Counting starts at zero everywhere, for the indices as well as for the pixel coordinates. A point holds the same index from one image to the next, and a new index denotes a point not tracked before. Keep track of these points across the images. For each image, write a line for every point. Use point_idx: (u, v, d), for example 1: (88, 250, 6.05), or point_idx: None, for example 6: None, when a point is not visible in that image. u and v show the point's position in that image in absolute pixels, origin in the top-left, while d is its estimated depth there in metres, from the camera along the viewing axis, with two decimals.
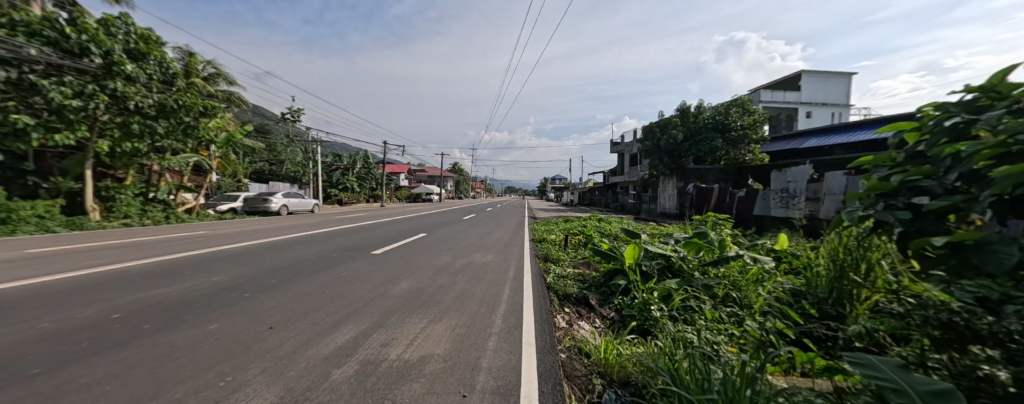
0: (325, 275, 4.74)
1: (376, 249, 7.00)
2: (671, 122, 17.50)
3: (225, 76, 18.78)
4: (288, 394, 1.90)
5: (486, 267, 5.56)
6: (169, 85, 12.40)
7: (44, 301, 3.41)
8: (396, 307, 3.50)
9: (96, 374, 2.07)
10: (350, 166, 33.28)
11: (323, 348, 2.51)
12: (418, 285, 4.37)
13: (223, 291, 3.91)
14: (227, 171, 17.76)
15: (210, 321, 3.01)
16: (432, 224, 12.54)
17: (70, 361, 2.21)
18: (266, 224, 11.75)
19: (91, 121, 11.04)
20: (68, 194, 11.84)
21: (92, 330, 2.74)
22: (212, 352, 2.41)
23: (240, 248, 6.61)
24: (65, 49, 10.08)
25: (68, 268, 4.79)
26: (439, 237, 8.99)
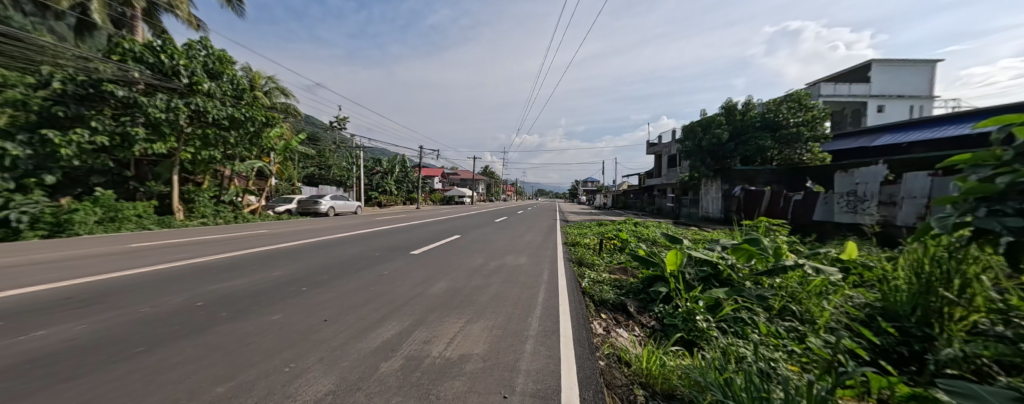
0: (368, 273, 4.99)
1: (415, 249, 7.27)
2: (716, 120, 16.51)
3: (283, 90, 20.58)
4: (341, 384, 2.00)
5: (521, 270, 5.57)
6: (239, 100, 13.85)
7: (144, 288, 3.94)
8: (433, 306, 3.58)
9: (188, 353, 2.35)
10: (388, 170, 34.90)
11: (371, 342, 2.64)
12: (454, 285, 4.46)
13: (283, 284, 4.26)
14: (283, 175, 19.37)
15: (274, 312, 3.28)
16: (465, 226, 12.82)
17: (166, 342, 2.52)
18: (316, 224, 12.73)
19: (178, 134, 12.52)
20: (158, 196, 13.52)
21: (181, 315, 3.12)
22: (276, 341, 2.61)
23: (295, 246, 7.19)
24: (163, 73, 11.70)
25: (158, 261, 5.47)
26: (473, 239, 9.17)
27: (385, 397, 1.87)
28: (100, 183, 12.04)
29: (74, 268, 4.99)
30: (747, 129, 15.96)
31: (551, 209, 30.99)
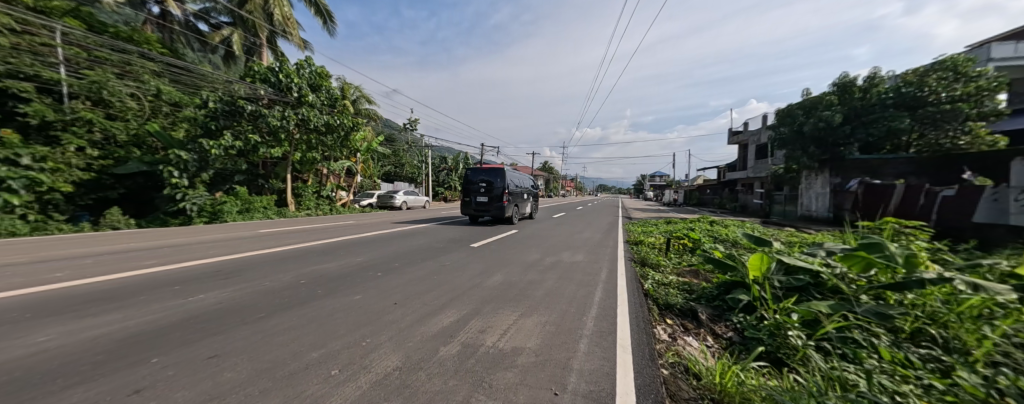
0: (432, 262, 5.40)
1: (476, 242, 7.61)
2: (825, 100, 13.62)
3: (367, 97, 23.17)
4: (406, 362, 2.18)
5: (578, 267, 5.45)
6: (334, 109, 16.01)
7: (265, 266, 4.87)
8: (489, 297, 3.72)
9: (291, 321, 2.83)
10: (454, 167, 37.05)
11: (432, 326, 2.84)
12: (509, 278, 4.58)
13: (364, 269, 4.83)
14: (366, 173, 21.95)
15: (355, 292, 3.75)
16: (524, 220, 12.97)
17: (278, 311, 3.07)
18: (391, 217, 14.14)
19: (290, 140, 14.97)
20: (277, 192, 16.47)
21: (288, 289, 3.75)
22: (355, 317, 2.98)
23: (374, 236, 8.11)
24: (280, 90, 14.38)
25: (275, 245, 6.67)
26: (531, 234, 9.25)
27: (443, 379, 1.99)
28: (242, 181, 14.99)
29: (218, 248, 6.34)
30: (871, 109, 12.98)
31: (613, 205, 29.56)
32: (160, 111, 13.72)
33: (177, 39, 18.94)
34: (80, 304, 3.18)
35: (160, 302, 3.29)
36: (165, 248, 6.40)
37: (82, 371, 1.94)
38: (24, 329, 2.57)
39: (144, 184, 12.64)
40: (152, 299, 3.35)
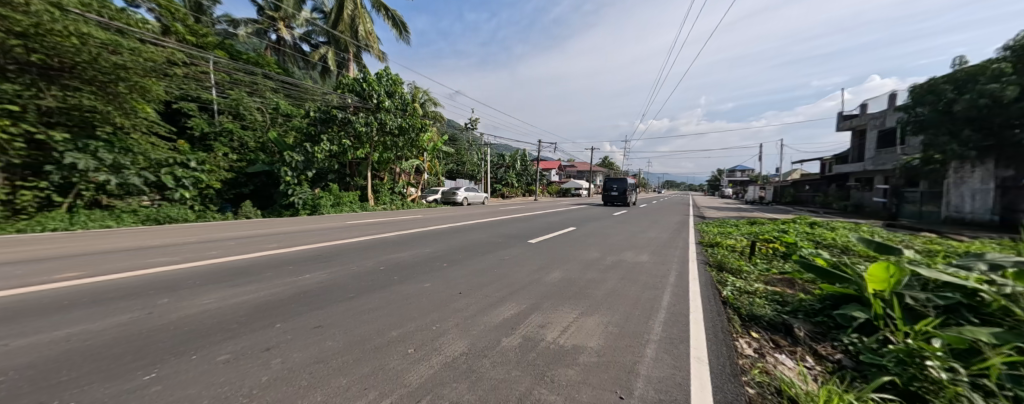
0: (493, 256, 5.56)
1: (533, 238, 7.64)
2: (992, 70, 10.76)
3: (433, 100, 24.49)
4: (472, 348, 2.29)
5: (643, 268, 5.16)
6: (407, 112, 17.27)
7: (348, 252, 5.45)
8: (550, 293, 3.72)
9: (376, 302, 3.20)
10: (512, 164, 37.71)
11: (495, 317, 2.92)
12: (569, 275, 4.52)
13: (431, 259, 5.15)
14: (432, 171, 23.26)
15: (424, 281, 4.02)
16: (583, 218, 12.67)
17: (362, 292, 3.49)
18: (452, 212, 14.89)
19: (370, 142, 16.52)
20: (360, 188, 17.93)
21: (368, 275, 4.15)
22: (424, 304, 3.20)
23: (439, 229, 8.61)
24: (364, 99, 16.15)
25: (357, 234, 7.46)
26: (590, 232, 9.02)
27: (507, 368, 2.04)
28: (333, 179, 16.98)
29: (314, 235, 7.27)
30: None
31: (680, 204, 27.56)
32: (276, 121, 17.09)
33: (287, 60, 23.49)
34: (224, 277, 3.95)
35: (272, 279, 3.90)
36: (281, 234, 7.61)
37: (232, 329, 2.49)
38: (194, 293, 3.32)
39: (266, 182, 15.68)
40: (272, 276, 4.01)
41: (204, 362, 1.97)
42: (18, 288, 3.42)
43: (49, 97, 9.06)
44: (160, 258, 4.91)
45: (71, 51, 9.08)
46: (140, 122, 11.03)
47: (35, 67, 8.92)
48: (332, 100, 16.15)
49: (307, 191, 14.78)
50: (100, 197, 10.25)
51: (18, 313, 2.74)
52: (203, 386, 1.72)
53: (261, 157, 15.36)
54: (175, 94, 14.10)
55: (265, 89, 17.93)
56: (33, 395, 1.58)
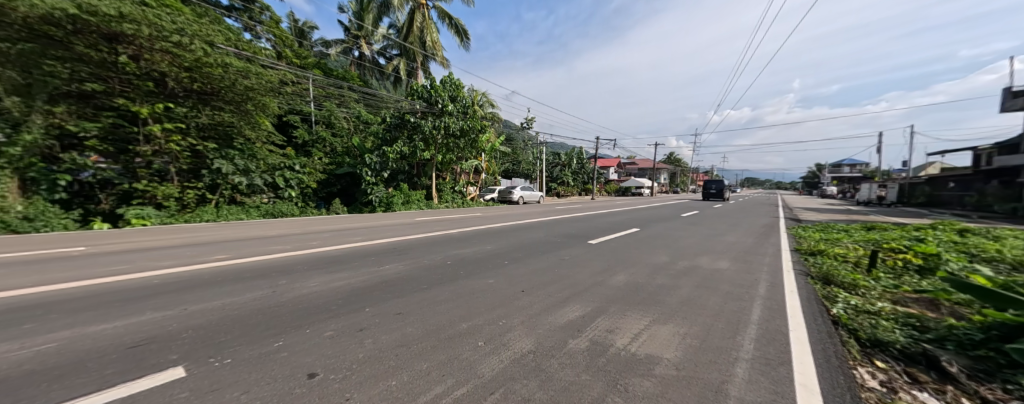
0: (554, 255, 5.57)
1: (593, 238, 7.52)
2: None
3: (490, 101, 24.85)
4: (539, 347, 2.35)
5: (725, 277, 4.71)
6: (467, 114, 17.81)
7: (419, 247, 5.84)
8: (616, 297, 3.61)
9: (446, 294, 3.49)
10: (567, 162, 37.24)
11: (559, 318, 2.93)
12: (635, 280, 4.36)
13: (495, 256, 5.31)
14: (489, 171, 23.55)
15: (488, 277, 4.16)
16: (645, 219, 12.12)
17: (435, 284, 3.79)
18: (510, 210, 15.14)
19: (433, 145, 17.38)
20: (425, 188, 19.00)
21: (440, 269, 4.41)
22: (491, 300, 3.36)
23: (500, 227, 8.84)
24: (430, 104, 17.13)
25: (426, 230, 7.97)
26: (655, 234, 8.59)
27: (576, 371, 2.02)
28: (403, 179, 18.04)
29: (389, 230, 7.91)
30: None
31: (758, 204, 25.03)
32: (362, 127, 18.54)
33: (367, 73, 25.31)
34: (322, 264, 4.58)
35: (357, 269, 4.38)
36: (363, 228, 8.38)
37: (332, 309, 3.07)
38: (301, 276, 4.03)
39: (351, 182, 17.02)
40: (359, 265, 4.53)
41: (314, 336, 2.53)
42: (188, 264, 4.51)
43: (205, 116, 11.39)
44: (272, 246, 5.77)
45: (218, 78, 11.00)
46: (262, 133, 12.94)
47: (197, 93, 11.12)
48: (403, 106, 17.52)
49: (383, 189, 16.12)
50: (236, 195, 12.38)
51: (191, 285, 3.71)
52: (315, 356, 2.24)
53: (348, 160, 16.55)
54: (284, 109, 16.04)
55: (349, 100, 19.19)
56: (211, 348, 2.32)
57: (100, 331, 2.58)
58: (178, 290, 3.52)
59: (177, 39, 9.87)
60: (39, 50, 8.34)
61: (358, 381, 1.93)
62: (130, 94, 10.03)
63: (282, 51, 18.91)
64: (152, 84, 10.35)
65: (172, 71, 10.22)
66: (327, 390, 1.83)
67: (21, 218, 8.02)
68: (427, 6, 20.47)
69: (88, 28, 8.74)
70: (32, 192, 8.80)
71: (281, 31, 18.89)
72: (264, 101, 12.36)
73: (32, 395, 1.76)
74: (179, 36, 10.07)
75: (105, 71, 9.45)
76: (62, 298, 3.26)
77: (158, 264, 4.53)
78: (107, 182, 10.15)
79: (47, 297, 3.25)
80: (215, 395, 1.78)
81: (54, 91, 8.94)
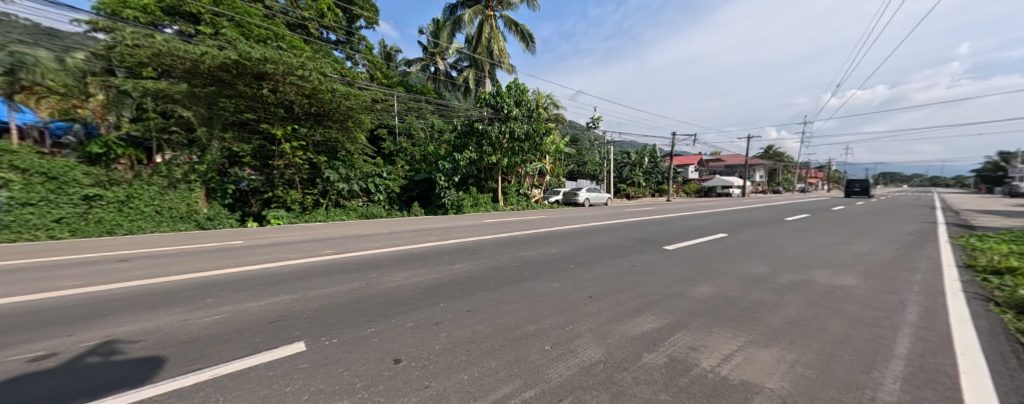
0: (624, 260, 5.24)
1: (670, 244, 6.88)
2: None
3: (556, 103, 24.80)
4: (610, 358, 2.21)
5: (849, 297, 3.83)
6: (532, 117, 18.12)
7: (487, 248, 6.04)
8: (699, 310, 3.23)
9: (511, 295, 3.53)
10: (637, 162, 35.03)
11: (632, 329, 2.73)
12: (723, 292, 3.83)
13: (561, 259, 5.21)
14: (553, 173, 23.37)
15: (554, 280, 4.09)
16: (732, 223, 10.68)
17: (502, 285, 3.86)
18: (575, 213, 14.80)
19: (499, 149, 18.04)
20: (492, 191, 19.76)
21: (506, 270, 4.49)
22: (558, 303, 3.29)
23: (565, 229, 8.67)
24: (496, 110, 17.79)
25: (492, 232, 8.22)
26: (747, 240, 7.49)
27: (652, 388, 1.84)
28: (472, 183, 18.92)
29: (459, 231, 8.37)
30: None
31: (893, 206, 19.99)
32: (439, 134, 19.89)
33: (441, 86, 27.28)
34: (403, 260, 5.05)
35: (431, 266, 4.73)
36: (435, 229, 9.01)
37: (412, 302, 3.34)
38: (386, 271, 4.50)
39: (428, 186, 18.57)
40: (433, 263, 4.87)
41: (398, 325, 2.78)
42: (303, 257, 5.41)
43: (318, 134, 13.43)
44: (362, 243, 6.57)
45: (327, 101, 12.76)
46: (359, 146, 14.53)
47: (314, 115, 13.15)
48: (473, 114, 18.48)
49: (454, 193, 17.33)
50: (339, 200, 14.37)
51: (304, 274, 4.43)
52: (400, 344, 2.47)
53: (425, 167, 17.88)
54: (375, 124, 18.31)
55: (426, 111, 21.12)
56: (322, 329, 2.74)
57: (252, 307, 3.30)
58: (298, 278, 4.25)
59: (301, 73, 11.69)
60: (216, 91, 11.29)
61: (434, 371, 2.06)
62: (270, 120, 12.45)
63: (374, 74, 21.63)
64: (283, 110, 12.59)
65: (297, 99, 12.26)
66: (409, 377, 2.00)
67: (206, 218, 10.70)
68: (495, 17, 21.40)
69: (245, 71, 11.15)
70: (213, 199, 11.78)
71: (374, 57, 21.61)
72: (360, 117, 13.89)
73: (211, 354, 2.35)
74: (302, 70, 11.89)
75: (255, 103, 11.90)
76: (230, 279, 4.25)
77: (282, 256, 5.53)
78: (256, 190, 12.79)
79: (219, 278, 4.26)
80: (326, 369, 2.12)
81: (226, 121, 11.86)
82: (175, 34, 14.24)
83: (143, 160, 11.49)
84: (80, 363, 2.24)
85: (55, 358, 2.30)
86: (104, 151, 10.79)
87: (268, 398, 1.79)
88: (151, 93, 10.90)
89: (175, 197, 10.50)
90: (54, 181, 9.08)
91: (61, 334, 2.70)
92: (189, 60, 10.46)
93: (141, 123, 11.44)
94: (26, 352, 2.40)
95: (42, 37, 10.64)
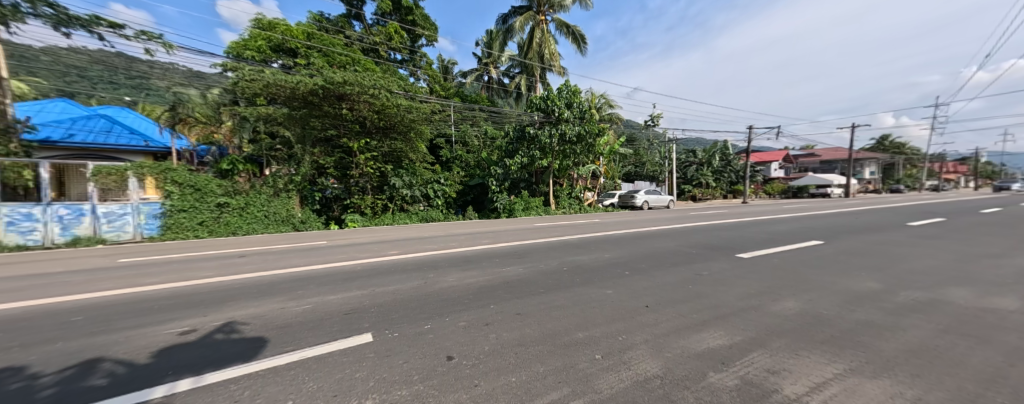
0: (688, 268, 4.80)
1: (744, 251, 6.10)
2: None
3: (611, 102, 23.85)
4: (669, 374, 2.04)
5: (1000, 324, 2.99)
6: (584, 119, 17.71)
7: (538, 251, 6.01)
8: (781, 329, 2.80)
9: (562, 300, 3.46)
10: (705, 161, 31.94)
11: (696, 344, 2.48)
12: (813, 309, 3.28)
13: (616, 265, 4.96)
14: (608, 175, 22.45)
15: (607, 286, 3.91)
16: (825, 228, 9.10)
17: (552, 289, 3.81)
18: (632, 216, 13.97)
19: (552, 152, 17.90)
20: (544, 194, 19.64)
21: (556, 275, 4.42)
22: (610, 312, 3.14)
23: (621, 234, 8.23)
24: (547, 113, 17.74)
25: (543, 236, 8.15)
26: (845, 249, 6.32)
27: None
28: (524, 187, 19.07)
29: (510, 235, 8.48)
30: None
31: None
32: (492, 139, 20.45)
33: (494, 94, 28.10)
34: (457, 262, 5.28)
35: (482, 268, 4.86)
36: (487, 232, 9.26)
37: (465, 302, 3.47)
38: (441, 272, 4.75)
39: (481, 192, 19.09)
40: (485, 265, 5.00)
41: (451, 324, 2.92)
42: (371, 257, 5.99)
43: (386, 145, 14.78)
44: (420, 245, 7.05)
45: (393, 115, 14.07)
46: (420, 154, 15.58)
47: (382, 128, 14.50)
48: (524, 119, 18.59)
49: (506, 197, 17.72)
50: (402, 205, 15.60)
51: (372, 272, 4.90)
52: (452, 342, 2.58)
53: (480, 172, 18.55)
54: (433, 134, 19.56)
55: (480, 119, 21.98)
56: (385, 323, 3.00)
57: (330, 300, 3.76)
58: (366, 275, 4.72)
59: (372, 91, 13.10)
60: (308, 113, 13.15)
61: (483, 370, 2.12)
62: (347, 135, 14.07)
63: (434, 87, 23.19)
64: (358, 126, 14.18)
65: (369, 115, 13.70)
66: (460, 374, 2.08)
67: (301, 221, 12.63)
68: (546, 22, 21.48)
69: (329, 93, 12.86)
70: (307, 205, 13.83)
71: (434, 71, 23.17)
72: (421, 127, 14.97)
73: (298, 338, 2.72)
74: (373, 89, 13.31)
75: (337, 120, 13.58)
76: (314, 274, 4.90)
77: (354, 255, 6.20)
78: (338, 197, 14.61)
79: (307, 274, 4.94)
80: (388, 360, 2.31)
81: (314, 137, 13.67)
82: (279, 67, 17.04)
83: (257, 173, 13.59)
84: (210, 338, 2.79)
85: (194, 333, 2.89)
86: (230, 168, 12.96)
87: (340, 381, 2.01)
88: (261, 118, 13.17)
89: (279, 203, 12.49)
90: (198, 192, 11.18)
91: (199, 313, 3.40)
92: (288, 88, 12.45)
93: (256, 144, 13.67)
94: (176, 327, 3.05)
95: (194, 79, 13.59)
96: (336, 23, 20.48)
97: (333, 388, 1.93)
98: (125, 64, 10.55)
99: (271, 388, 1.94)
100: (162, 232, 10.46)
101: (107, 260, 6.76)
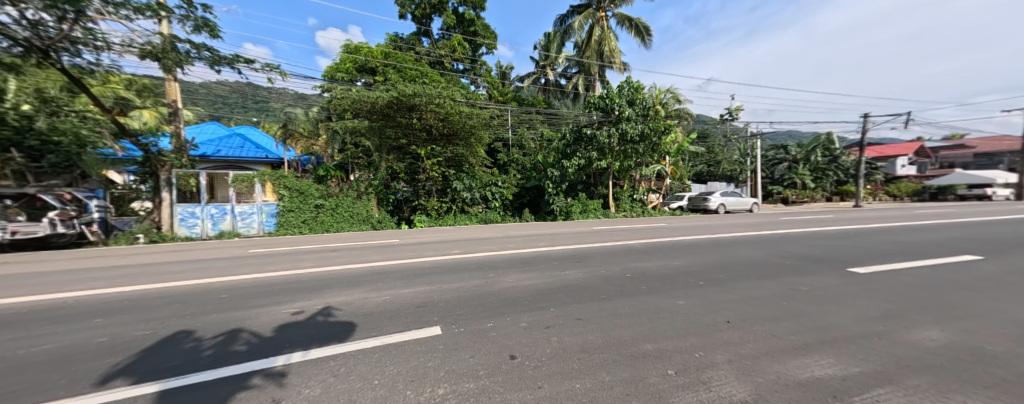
0: (779, 282, 4.16)
1: (856, 264, 5.06)
2: None
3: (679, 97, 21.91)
4: (761, 400, 1.78)
5: None
6: (648, 116, 16.55)
7: (599, 256, 5.78)
8: (917, 362, 2.25)
9: (627, 308, 3.27)
10: (799, 157, 27.43)
11: (794, 370, 2.12)
12: (963, 342, 2.58)
13: (688, 274, 4.52)
14: (676, 176, 20.66)
15: (679, 297, 3.58)
16: (977, 238, 7.08)
17: (616, 296, 3.63)
18: (705, 221, 12.60)
19: (613, 152, 17.12)
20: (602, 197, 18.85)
21: (620, 281, 4.19)
22: (684, 324, 2.87)
23: (692, 240, 7.48)
24: (606, 112, 17.02)
25: (605, 239, 7.80)
26: (1010, 267, 4.85)
27: None
28: (581, 189, 18.56)
29: (569, 237, 8.31)
30: None
31: None
32: (550, 140, 20.31)
33: (552, 96, 27.88)
34: (516, 264, 5.35)
35: (541, 271, 4.83)
36: (545, 234, 9.20)
37: (525, 304, 3.50)
38: (501, 272, 4.86)
39: (537, 194, 19.12)
40: (544, 268, 4.98)
41: (513, 324, 2.96)
42: (437, 255, 6.40)
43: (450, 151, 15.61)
44: (480, 246, 7.31)
45: (456, 122, 14.92)
46: (480, 158, 16.13)
47: (446, 136, 15.36)
48: (581, 119, 18.06)
49: (563, 199, 17.47)
50: (463, 206, 16.42)
51: (438, 269, 5.23)
52: (514, 341, 2.62)
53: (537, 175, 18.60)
54: (492, 138, 20.17)
55: (537, 121, 22.06)
56: (451, 318, 3.17)
57: (404, 293, 4.11)
58: (433, 272, 5.05)
59: (439, 100, 14.10)
60: (383, 124, 14.57)
61: (546, 373, 2.10)
62: (416, 142, 15.24)
63: (493, 93, 23.94)
64: (426, 134, 15.21)
65: (434, 123, 14.69)
66: (523, 374, 2.10)
67: (377, 221, 14.15)
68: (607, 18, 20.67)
69: (402, 105, 14.18)
70: (383, 205, 15.42)
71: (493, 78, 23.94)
72: (480, 132, 15.57)
73: (379, 326, 3.03)
74: (440, 99, 14.28)
75: (409, 129, 14.83)
76: (391, 269, 5.41)
77: (422, 253, 6.68)
78: (408, 199, 15.92)
79: (384, 268, 5.47)
80: (456, 353, 2.43)
81: (389, 146, 15.09)
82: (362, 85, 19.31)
83: (343, 177, 15.86)
84: (313, 319, 3.26)
85: (302, 314, 3.41)
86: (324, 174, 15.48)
87: (415, 368, 2.17)
88: (348, 130, 15.05)
89: (361, 204, 14.18)
90: (302, 195, 13.09)
91: (304, 298, 4.00)
92: (370, 102, 14.05)
93: (345, 153, 15.65)
94: (289, 307, 3.64)
95: (299, 100, 16.15)
96: (408, 40, 22.47)
97: (410, 374, 2.09)
98: (253, 91, 12.95)
99: (361, 367, 2.18)
100: (277, 228, 12.66)
101: (241, 250, 8.42)
